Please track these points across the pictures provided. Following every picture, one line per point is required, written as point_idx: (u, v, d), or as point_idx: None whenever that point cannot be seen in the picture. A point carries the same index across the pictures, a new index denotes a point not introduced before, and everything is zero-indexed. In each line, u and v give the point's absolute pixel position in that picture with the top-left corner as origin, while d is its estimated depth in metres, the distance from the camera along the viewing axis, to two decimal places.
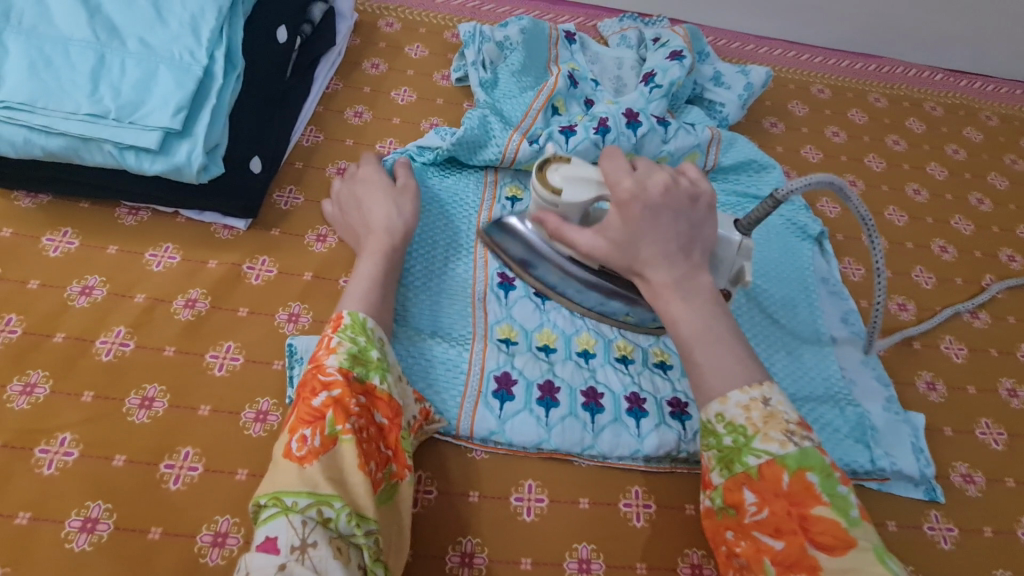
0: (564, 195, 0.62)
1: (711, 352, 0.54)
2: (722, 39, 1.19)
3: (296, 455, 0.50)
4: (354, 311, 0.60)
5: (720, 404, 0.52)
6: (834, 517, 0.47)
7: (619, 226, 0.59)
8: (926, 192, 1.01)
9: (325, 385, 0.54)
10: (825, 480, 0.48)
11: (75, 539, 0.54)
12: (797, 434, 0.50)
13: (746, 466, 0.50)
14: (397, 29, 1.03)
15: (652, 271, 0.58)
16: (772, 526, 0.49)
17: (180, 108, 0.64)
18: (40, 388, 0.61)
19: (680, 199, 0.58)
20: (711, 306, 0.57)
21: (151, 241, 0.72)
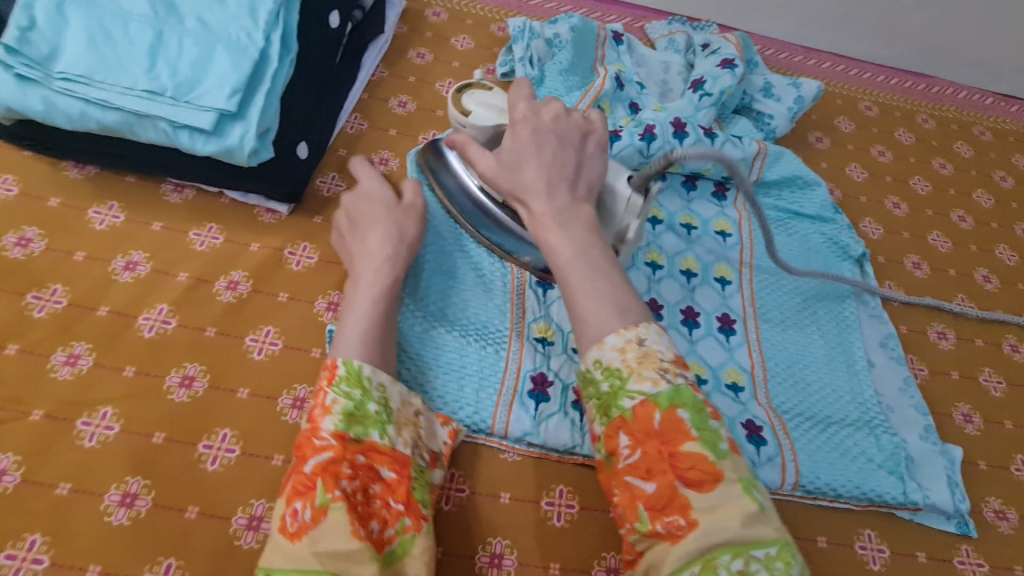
0: (472, 116, 0.71)
1: (591, 274, 0.49)
2: (770, 48, 1.17)
3: (288, 531, 0.47)
4: (349, 358, 0.55)
5: (598, 350, 0.46)
6: (703, 454, 0.43)
7: (509, 145, 0.56)
8: (971, 219, 0.99)
9: (318, 447, 0.50)
10: (695, 417, 0.44)
11: (114, 513, 0.55)
12: (671, 372, 0.45)
13: (621, 410, 0.45)
14: (444, 19, 1.02)
15: (532, 198, 0.53)
16: (643, 468, 0.44)
17: (236, 90, 0.63)
18: (83, 360, 0.61)
19: (572, 129, 0.57)
20: (590, 232, 0.52)
21: (196, 220, 0.72)
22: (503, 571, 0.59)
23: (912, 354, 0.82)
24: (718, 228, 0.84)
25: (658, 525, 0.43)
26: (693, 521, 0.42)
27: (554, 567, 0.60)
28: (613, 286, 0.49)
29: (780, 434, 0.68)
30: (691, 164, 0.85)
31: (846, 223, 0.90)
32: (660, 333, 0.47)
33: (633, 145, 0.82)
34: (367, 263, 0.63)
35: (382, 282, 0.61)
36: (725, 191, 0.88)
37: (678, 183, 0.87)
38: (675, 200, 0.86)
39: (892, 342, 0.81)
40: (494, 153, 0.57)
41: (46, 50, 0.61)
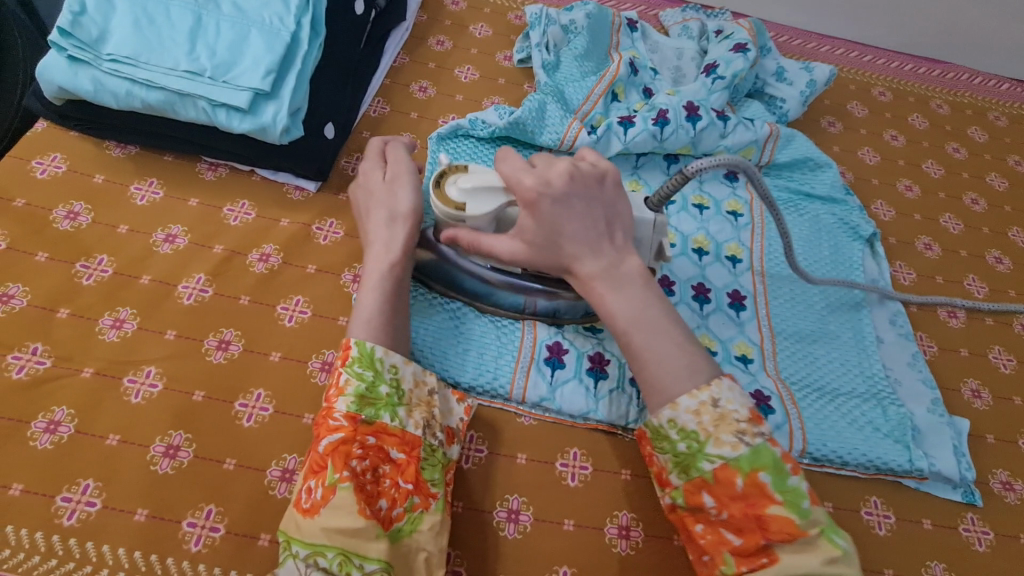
0: (467, 210, 0.61)
1: (650, 338, 0.54)
2: (784, 35, 1.18)
3: (302, 506, 0.51)
4: (361, 340, 0.57)
5: (672, 410, 0.52)
6: (787, 515, 0.48)
7: (533, 224, 0.57)
8: (985, 202, 1.00)
9: (331, 429, 0.53)
10: (776, 478, 0.49)
11: (159, 462, 0.59)
12: (747, 433, 0.50)
13: (701, 471, 0.51)
14: (463, 7, 1.05)
15: (579, 263, 0.57)
16: (734, 525, 0.50)
17: (270, 71, 0.67)
18: (128, 324, 0.66)
19: (587, 183, 0.58)
20: (644, 290, 0.56)
21: (229, 197, 0.76)
22: (519, 526, 0.62)
23: (922, 332, 0.83)
24: (730, 208, 0.87)
25: (744, 566, 0.49)
26: (775, 559, 0.48)
27: (568, 523, 0.63)
28: (676, 341, 0.54)
29: (788, 405, 0.70)
30: (702, 147, 0.88)
31: (857, 204, 0.91)
32: (732, 388, 0.52)
33: (645, 131, 0.84)
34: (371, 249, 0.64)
35: (381, 265, 0.62)
36: (737, 172, 0.90)
37: (690, 165, 0.89)
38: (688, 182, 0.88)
39: (901, 319, 0.82)
40: (517, 237, 0.59)
41: (95, 33, 0.65)
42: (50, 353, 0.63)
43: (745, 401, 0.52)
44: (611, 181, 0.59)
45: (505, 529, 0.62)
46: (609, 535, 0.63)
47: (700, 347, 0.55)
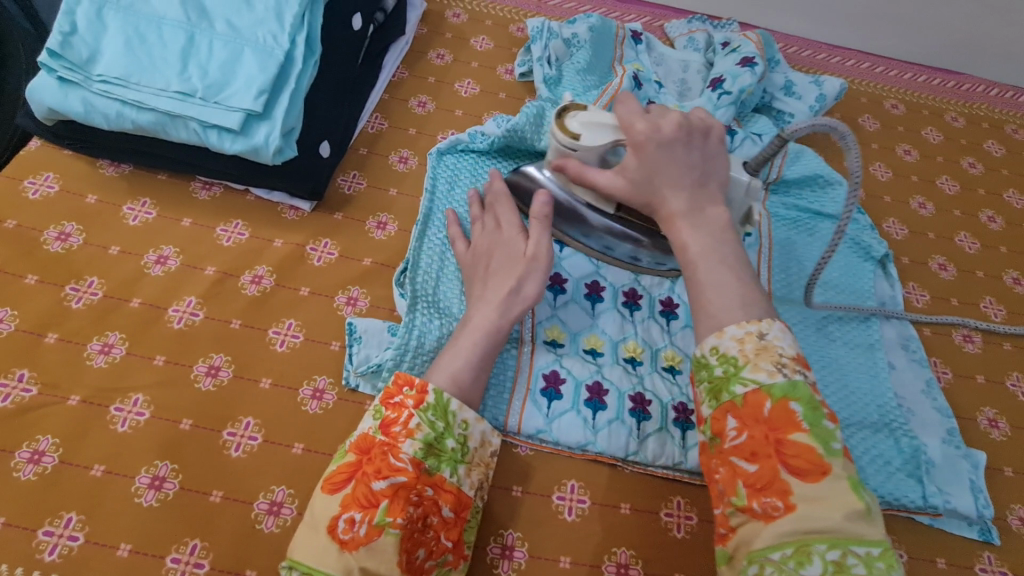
0: (583, 139, 0.64)
1: (714, 269, 0.54)
2: (793, 46, 1.15)
3: (341, 537, 0.51)
4: (440, 388, 0.58)
5: (716, 338, 0.50)
6: (812, 445, 0.45)
7: (636, 165, 0.59)
8: (1002, 219, 0.97)
9: (393, 469, 0.53)
10: (809, 412, 0.46)
11: (144, 494, 0.57)
12: (788, 366, 0.47)
13: (733, 395, 0.48)
14: (464, 20, 1.03)
15: (665, 203, 0.58)
16: (748, 450, 0.46)
17: (262, 91, 0.66)
18: (117, 349, 0.64)
19: (693, 133, 0.60)
20: (719, 233, 0.56)
21: (223, 216, 0.75)
22: (513, 562, 0.60)
23: (936, 357, 0.80)
24: None
25: (755, 502, 0.45)
26: (792, 506, 0.43)
27: (564, 560, 0.60)
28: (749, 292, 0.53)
29: None
30: None
31: (868, 223, 0.88)
32: (783, 330, 0.50)
33: None
34: (479, 308, 0.64)
35: (486, 322, 0.63)
36: None
37: None
38: None
39: (913, 344, 0.79)
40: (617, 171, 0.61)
41: (85, 54, 0.64)
42: (36, 380, 0.61)
43: (793, 344, 0.50)
44: (716, 135, 0.61)
45: (498, 566, 0.59)
46: (607, 573, 0.60)
47: (762, 294, 0.53)
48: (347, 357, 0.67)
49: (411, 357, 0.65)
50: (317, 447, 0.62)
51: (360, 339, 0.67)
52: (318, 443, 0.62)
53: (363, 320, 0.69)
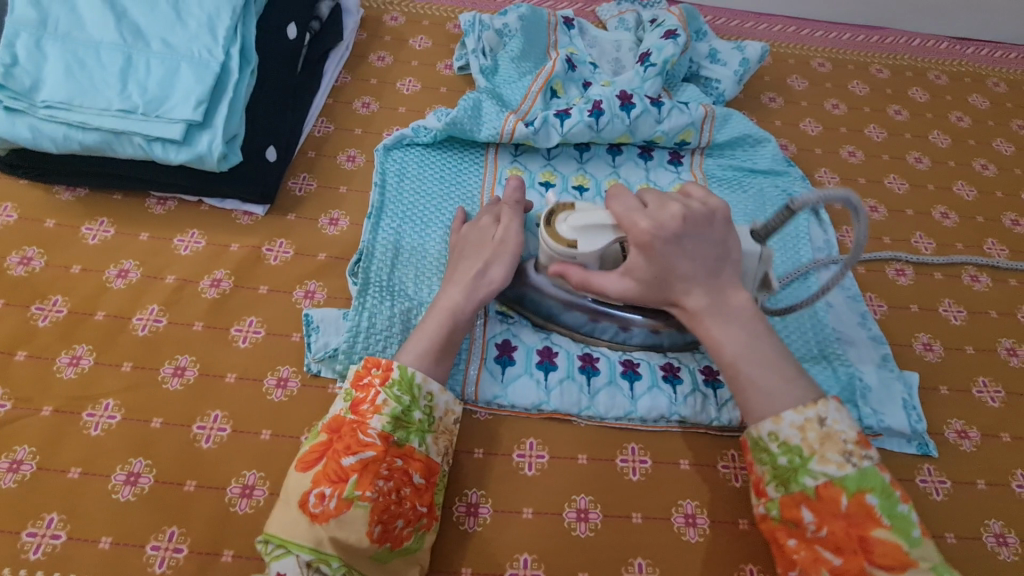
0: (580, 246, 0.63)
1: (755, 369, 0.58)
2: (720, 17, 1.19)
3: (311, 510, 0.54)
4: (404, 364, 0.61)
5: (774, 424, 0.56)
6: (895, 539, 0.51)
7: (644, 264, 0.61)
8: (928, 159, 1.02)
9: (362, 445, 0.56)
10: (885, 501, 0.52)
11: (121, 490, 0.60)
12: (855, 455, 0.54)
13: (803, 485, 0.55)
14: (402, 22, 1.07)
15: (687, 300, 0.61)
16: (833, 544, 0.53)
17: (201, 101, 0.69)
18: (85, 360, 0.67)
19: (698, 223, 0.61)
20: (753, 327, 0.60)
21: (179, 228, 0.78)
22: (479, 518, 0.63)
23: (871, 292, 0.84)
24: None
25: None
26: None
27: (527, 511, 0.64)
28: (784, 376, 0.58)
29: None
30: (640, 134, 0.89)
31: (799, 174, 0.92)
32: (838, 410, 0.56)
33: (581, 122, 0.86)
34: (450, 287, 0.68)
35: (455, 302, 0.66)
36: (681, 157, 0.92)
37: (634, 154, 0.92)
38: (634, 171, 0.90)
39: (848, 283, 0.83)
40: (629, 277, 0.62)
41: (28, 83, 0.68)
42: (9, 395, 0.64)
43: (852, 425, 0.56)
44: (717, 215, 0.62)
45: (465, 523, 0.63)
46: (568, 519, 0.64)
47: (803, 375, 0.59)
48: (306, 346, 0.70)
49: (364, 338, 0.69)
50: (284, 432, 0.65)
51: (317, 328, 0.71)
52: (285, 428, 0.66)
53: (319, 310, 0.72)
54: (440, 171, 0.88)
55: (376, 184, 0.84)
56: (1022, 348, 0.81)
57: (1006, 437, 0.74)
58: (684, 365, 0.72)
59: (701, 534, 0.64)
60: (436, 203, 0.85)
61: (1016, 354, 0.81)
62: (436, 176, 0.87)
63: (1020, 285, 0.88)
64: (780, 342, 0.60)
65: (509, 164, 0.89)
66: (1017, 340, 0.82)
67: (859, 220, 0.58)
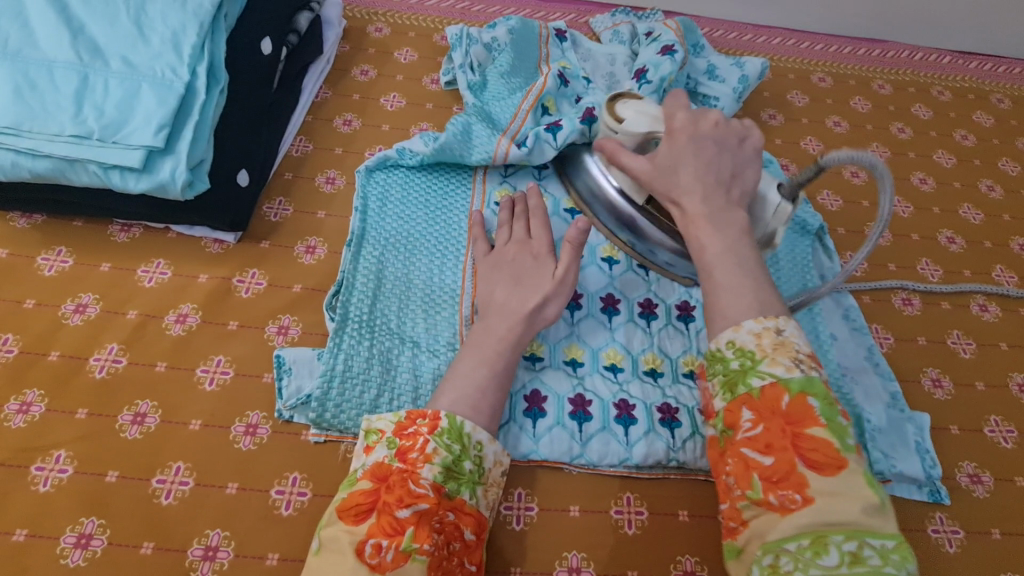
0: (625, 121, 0.68)
1: (733, 272, 0.55)
2: (718, 29, 1.15)
3: (368, 561, 0.48)
4: (452, 413, 0.57)
5: (733, 331, 0.52)
6: (829, 440, 0.46)
7: (665, 151, 0.62)
8: (933, 180, 0.98)
9: (414, 496, 0.52)
10: (825, 407, 0.47)
11: (70, 555, 0.55)
12: (805, 363, 0.49)
13: (749, 388, 0.49)
14: (387, 33, 1.02)
15: (685, 200, 0.59)
16: (764, 442, 0.47)
17: (162, 125, 0.64)
18: (36, 407, 0.62)
19: (728, 136, 0.63)
20: (736, 237, 0.57)
21: (144, 258, 0.73)
22: None
23: (877, 324, 0.80)
24: None
25: (773, 496, 0.46)
26: (808, 498, 0.44)
27: (515, 571, 0.59)
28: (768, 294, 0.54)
29: None
30: None
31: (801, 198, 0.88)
32: (797, 328, 0.52)
33: (574, 132, 0.81)
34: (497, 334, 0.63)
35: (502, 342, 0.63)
36: None
37: None
38: None
39: (854, 314, 0.79)
40: (646, 158, 0.63)
41: None
42: None
43: (806, 342, 0.52)
44: (752, 141, 0.64)
45: None
46: None
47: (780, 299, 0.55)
48: (277, 391, 0.65)
49: (339, 383, 0.64)
50: (252, 485, 0.60)
51: (289, 371, 0.66)
52: (253, 480, 0.61)
53: (291, 350, 0.67)
54: (425, 195, 0.83)
55: (355, 211, 0.79)
56: None
57: (1020, 482, 0.70)
58: (682, 405, 0.68)
59: None
60: (421, 229, 0.80)
61: None
62: (420, 200, 0.83)
63: None
64: (764, 265, 0.57)
65: (498, 186, 0.85)
66: None
67: (885, 193, 0.58)
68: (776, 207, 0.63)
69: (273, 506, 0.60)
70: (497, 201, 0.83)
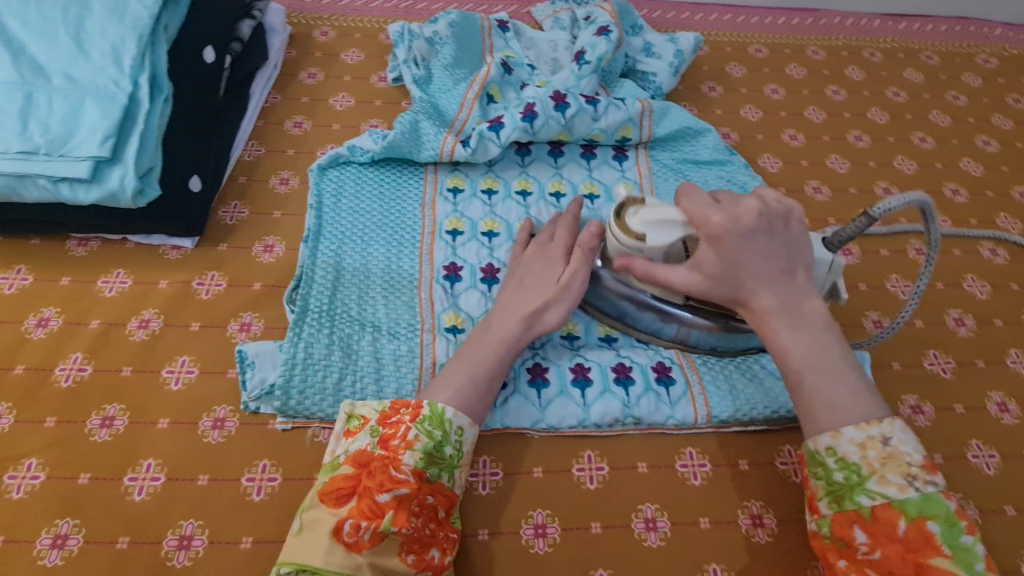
0: (649, 240, 0.61)
1: (823, 379, 0.56)
2: (656, 9, 1.19)
3: (345, 540, 0.52)
4: (434, 401, 0.60)
5: (832, 438, 0.54)
6: (953, 569, 0.49)
7: (715, 259, 0.58)
8: (868, 137, 1.03)
9: (394, 481, 0.55)
10: (947, 531, 0.50)
11: (47, 556, 0.57)
12: (919, 478, 0.51)
13: (858, 504, 0.53)
14: (332, 37, 1.05)
15: (756, 299, 0.58)
16: (885, 568, 0.51)
17: (108, 136, 0.66)
18: (4, 419, 0.63)
19: (774, 220, 0.58)
20: (819, 331, 0.57)
21: (103, 269, 0.75)
22: None
23: None
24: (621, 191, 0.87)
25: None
26: None
27: (483, 533, 0.62)
28: (850, 385, 0.55)
29: (690, 372, 0.71)
30: (578, 133, 0.88)
31: (742, 162, 0.91)
32: (904, 431, 0.53)
33: (516, 128, 0.84)
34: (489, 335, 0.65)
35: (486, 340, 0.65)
36: (625, 152, 0.91)
37: (577, 155, 0.90)
38: (577, 172, 0.89)
39: None
40: (693, 268, 0.59)
41: None
42: None
43: (918, 449, 0.53)
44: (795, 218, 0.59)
45: None
46: (525, 536, 0.62)
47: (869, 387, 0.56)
48: (241, 384, 0.67)
49: (301, 370, 0.67)
50: (223, 476, 0.62)
51: (252, 364, 0.67)
52: (224, 471, 0.62)
53: (253, 345, 0.69)
54: (378, 188, 0.85)
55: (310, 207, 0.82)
56: (969, 318, 0.82)
57: (959, 408, 0.74)
58: (636, 364, 0.71)
59: (662, 538, 0.63)
60: (376, 220, 0.82)
61: (964, 323, 0.81)
62: (375, 193, 0.85)
63: (964, 254, 0.88)
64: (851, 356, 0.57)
65: (449, 173, 0.87)
66: (964, 309, 0.83)
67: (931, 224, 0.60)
68: (829, 263, 0.61)
69: (245, 493, 0.62)
70: (449, 187, 0.86)
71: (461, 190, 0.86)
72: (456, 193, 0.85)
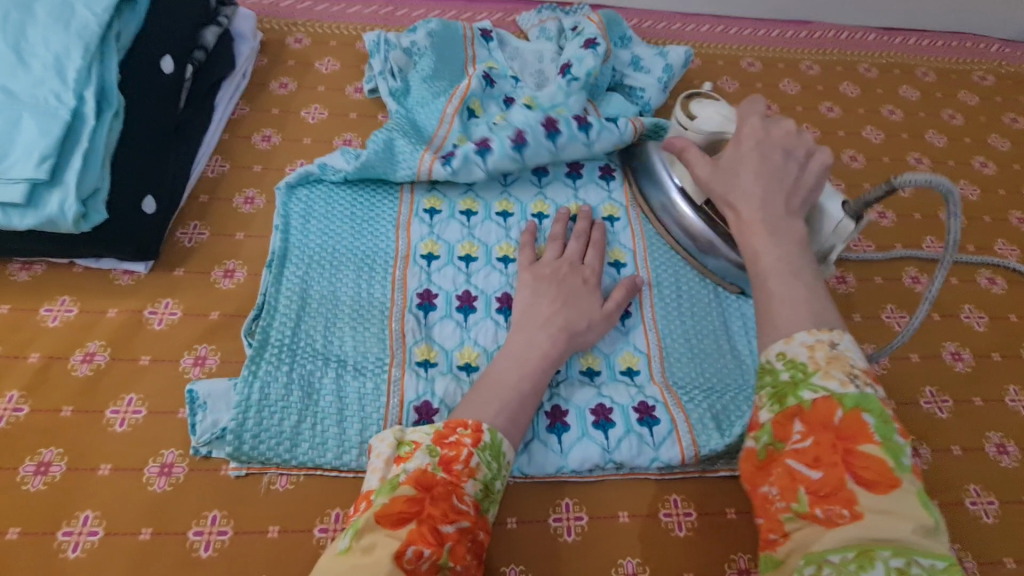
0: (696, 121, 0.71)
1: (785, 283, 0.54)
2: (647, 20, 1.15)
3: (406, 567, 0.45)
4: (495, 429, 0.55)
5: (784, 343, 0.50)
6: (882, 458, 0.43)
7: (726, 161, 0.62)
8: (863, 157, 0.99)
9: (457, 512, 0.49)
10: (881, 425, 0.44)
11: None
12: (860, 379, 0.47)
13: (800, 400, 0.47)
14: (307, 44, 0.99)
15: (743, 209, 0.59)
16: (812, 456, 0.45)
17: (45, 157, 0.61)
18: None
19: (790, 154, 0.62)
20: (795, 248, 0.56)
21: (47, 296, 0.69)
22: None
23: None
24: (606, 213, 0.82)
25: (819, 509, 0.43)
26: (857, 514, 0.42)
27: None
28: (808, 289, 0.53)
29: (675, 412, 0.66)
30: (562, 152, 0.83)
31: None
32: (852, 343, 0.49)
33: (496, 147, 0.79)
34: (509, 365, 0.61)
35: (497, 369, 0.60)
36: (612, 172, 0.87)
37: (562, 175, 0.86)
38: (562, 192, 0.84)
39: None
40: (710, 163, 0.64)
41: None
42: None
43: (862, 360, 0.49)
44: (820, 159, 0.63)
45: None
46: None
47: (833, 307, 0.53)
48: (191, 427, 0.62)
49: (256, 413, 0.62)
50: (168, 529, 0.57)
51: (203, 406, 0.62)
52: (169, 523, 0.57)
53: (205, 384, 0.63)
54: (350, 208, 0.80)
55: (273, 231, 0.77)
56: (967, 352, 0.78)
57: (957, 450, 0.70)
58: (616, 405, 0.67)
59: None
60: (346, 243, 0.77)
61: (961, 358, 0.78)
62: (346, 214, 0.80)
63: (962, 283, 0.85)
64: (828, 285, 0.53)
65: (427, 193, 0.82)
66: (962, 343, 0.79)
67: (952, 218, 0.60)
68: (837, 223, 0.65)
69: (191, 548, 0.57)
70: (426, 209, 0.81)
71: (438, 211, 0.81)
72: (432, 214, 0.80)
